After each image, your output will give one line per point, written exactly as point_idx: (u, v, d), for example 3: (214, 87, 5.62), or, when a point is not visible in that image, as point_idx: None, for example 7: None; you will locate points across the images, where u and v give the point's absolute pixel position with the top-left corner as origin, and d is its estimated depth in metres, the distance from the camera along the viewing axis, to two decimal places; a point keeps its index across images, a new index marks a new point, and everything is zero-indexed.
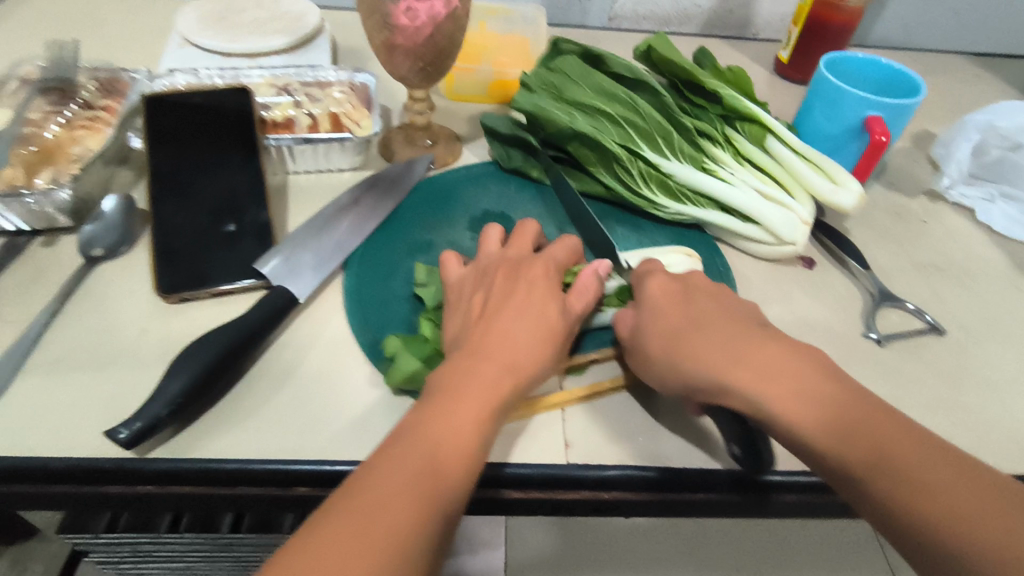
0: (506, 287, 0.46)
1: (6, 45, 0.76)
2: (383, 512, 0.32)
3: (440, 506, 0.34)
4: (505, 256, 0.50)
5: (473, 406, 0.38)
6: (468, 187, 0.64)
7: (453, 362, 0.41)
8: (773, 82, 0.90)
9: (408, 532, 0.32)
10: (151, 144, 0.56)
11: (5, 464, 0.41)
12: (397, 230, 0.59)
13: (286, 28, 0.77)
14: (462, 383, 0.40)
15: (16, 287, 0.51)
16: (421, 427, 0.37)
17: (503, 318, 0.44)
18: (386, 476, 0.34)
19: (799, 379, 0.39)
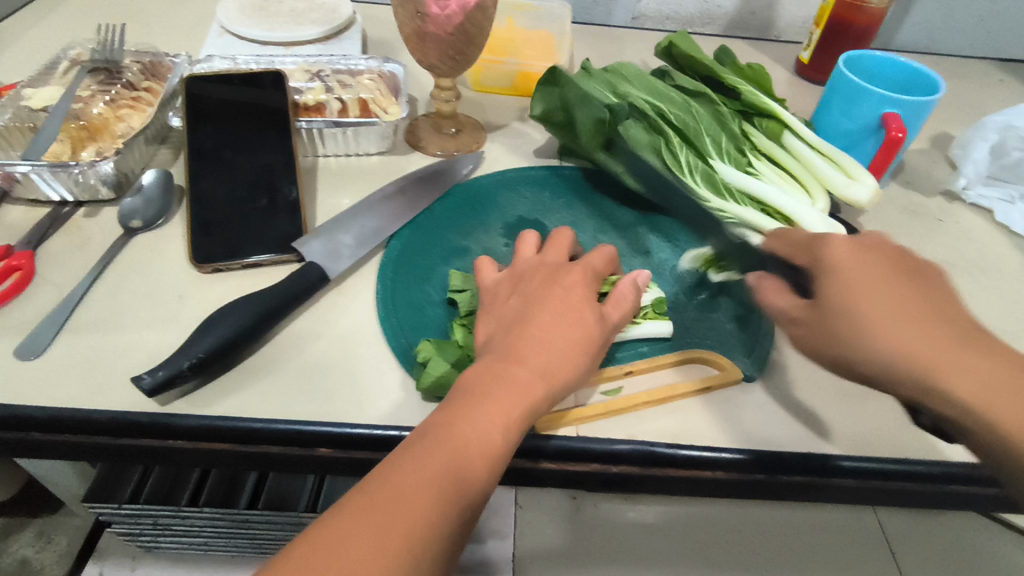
0: (543, 291, 0.46)
1: (56, 29, 0.79)
2: (400, 518, 0.33)
3: (454, 513, 0.35)
4: (542, 260, 0.50)
5: (497, 412, 0.39)
6: (503, 192, 0.65)
7: (484, 366, 0.41)
8: (794, 83, 0.91)
9: (420, 539, 0.33)
10: (191, 123, 0.59)
11: (48, 414, 0.43)
12: (434, 234, 0.59)
13: (320, 19, 0.80)
14: (490, 389, 0.40)
15: (62, 253, 0.54)
16: (444, 427, 0.38)
17: (534, 325, 0.43)
18: (406, 475, 0.35)
19: (1002, 382, 0.34)
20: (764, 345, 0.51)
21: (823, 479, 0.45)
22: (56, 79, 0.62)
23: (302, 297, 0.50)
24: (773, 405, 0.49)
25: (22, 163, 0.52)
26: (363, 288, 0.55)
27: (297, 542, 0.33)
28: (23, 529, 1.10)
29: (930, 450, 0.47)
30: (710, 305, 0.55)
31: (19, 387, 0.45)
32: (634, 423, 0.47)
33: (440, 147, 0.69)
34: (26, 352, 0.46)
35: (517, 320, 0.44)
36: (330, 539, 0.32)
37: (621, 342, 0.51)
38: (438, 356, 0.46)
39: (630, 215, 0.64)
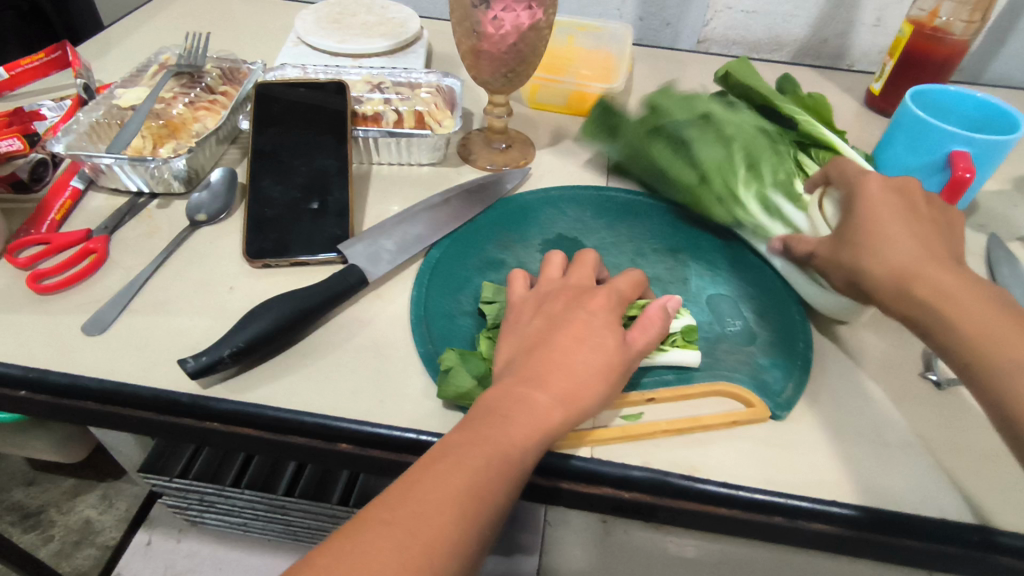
0: (568, 313, 0.46)
1: (152, 34, 0.87)
2: (423, 534, 0.33)
3: (473, 531, 0.35)
4: (569, 284, 0.50)
5: (517, 433, 0.39)
6: (545, 209, 0.65)
7: (505, 388, 0.42)
8: (863, 114, 0.88)
9: (443, 555, 0.33)
10: (258, 126, 0.63)
11: (104, 385, 0.47)
12: (472, 245, 0.61)
13: (388, 33, 0.84)
14: (510, 409, 0.40)
15: (134, 239, 0.59)
16: (465, 443, 0.38)
17: (559, 344, 0.44)
18: (426, 490, 0.35)
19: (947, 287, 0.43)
20: (795, 385, 0.50)
21: (847, 530, 0.43)
22: (144, 81, 0.68)
23: (342, 297, 0.53)
24: (799, 447, 0.47)
25: (105, 155, 0.57)
26: (399, 292, 0.57)
27: (318, 551, 0.33)
28: (90, 491, 1.19)
29: (972, 513, 0.44)
30: (744, 338, 0.53)
31: (82, 360, 0.49)
32: (651, 450, 0.46)
33: (489, 161, 0.71)
34: (92, 328, 0.51)
35: (541, 341, 0.45)
36: (350, 549, 0.32)
37: (647, 367, 0.51)
38: (461, 367, 0.47)
39: (672, 240, 0.63)
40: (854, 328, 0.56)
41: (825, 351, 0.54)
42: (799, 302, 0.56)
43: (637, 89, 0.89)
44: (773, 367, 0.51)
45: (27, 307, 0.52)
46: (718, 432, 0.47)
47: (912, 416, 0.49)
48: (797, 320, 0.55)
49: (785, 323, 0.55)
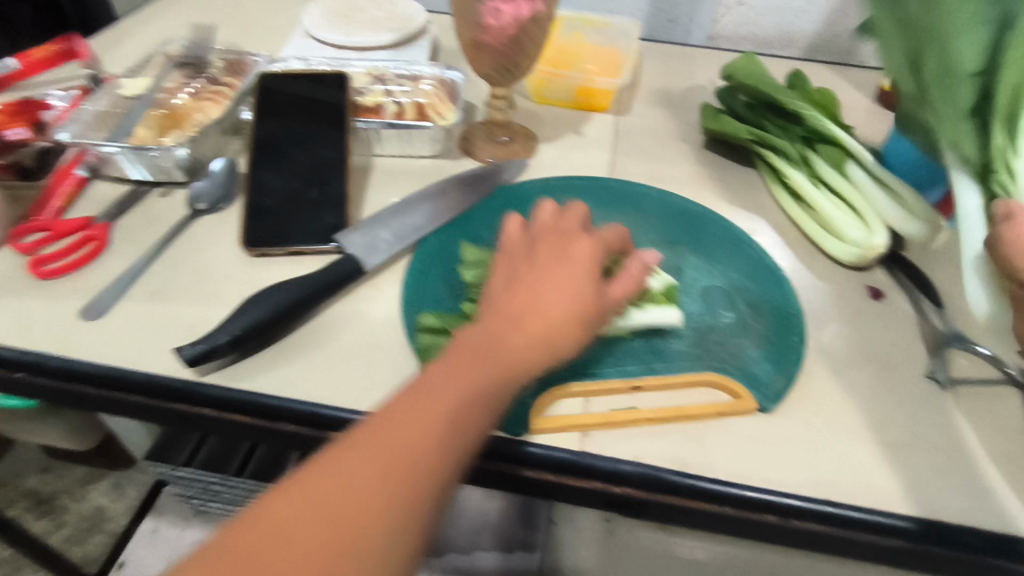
0: (551, 261, 0.46)
1: (163, 26, 0.87)
2: (395, 470, 0.33)
3: (446, 470, 0.34)
4: (552, 232, 0.49)
5: (494, 374, 0.39)
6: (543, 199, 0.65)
7: (481, 328, 0.42)
8: (875, 112, 0.86)
9: (414, 492, 0.33)
10: (259, 116, 0.63)
11: (100, 370, 0.48)
12: (468, 233, 0.60)
13: (394, 27, 0.84)
14: (486, 351, 0.40)
15: (135, 227, 0.59)
16: (440, 381, 0.37)
17: (541, 289, 0.44)
18: (400, 427, 0.34)
19: None
20: (784, 379, 0.49)
21: (840, 531, 0.42)
22: (150, 71, 0.69)
23: (336, 286, 0.53)
24: (792, 445, 0.46)
25: (108, 144, 0.58)
26: (395, 282, 0.57)
27: (286, 487, 0.32)
28: (102, 479, 1.20)
29: (972, 517, 0.42)
30: (737, 330, 0.53)
31: (79, 344, 0.50)
32: (642, 444, 0.46)
33: (491, 154, 0.71)
34: (90, 313, 0.51)
35: (516, 287, 0.44)
36: (321, 487, 0.32)
37: (635, 357, 0.50)
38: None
39: (670, 232, 0.62)
40: (854, 326, 0.55)
41: (823, 349, 0.53)
42: (794, 294, 0.56)
43: (644, 84, 0.88)
44: (765, 360, 0.50)
45: (28, 292, 0.53)
46: (706, 425, 0.47)
47: (912, 416, 0.48)
48: (795, 315, 0.54)
49: (783, 317, 0.54)
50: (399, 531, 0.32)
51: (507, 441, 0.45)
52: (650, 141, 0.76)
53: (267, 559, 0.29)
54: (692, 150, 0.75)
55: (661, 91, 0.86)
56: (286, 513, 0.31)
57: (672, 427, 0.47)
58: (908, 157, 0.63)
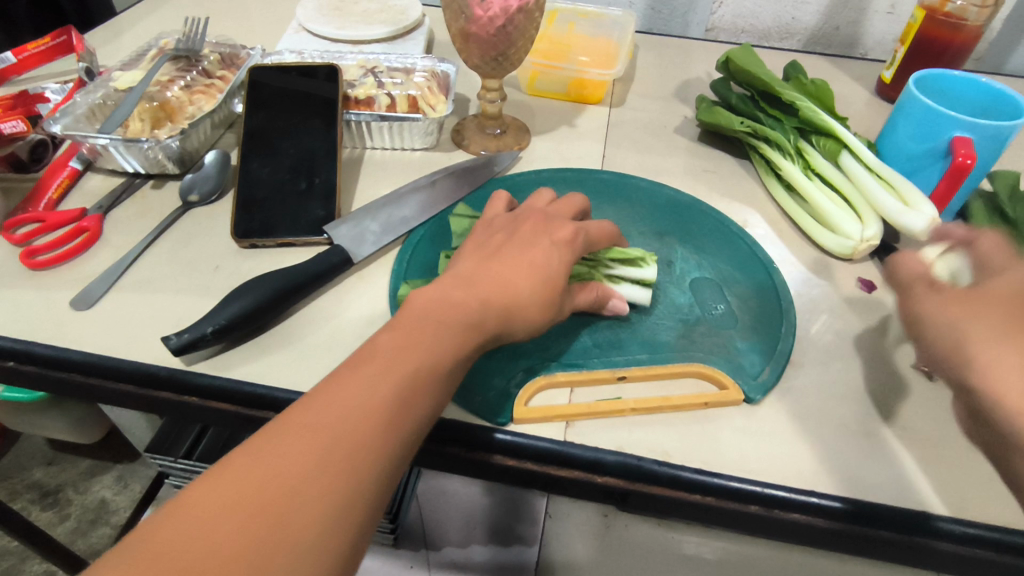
0: (533, 237, 0.47)
1: (159, 20, 0.88)
2: (347, 436, 0.33)
3: (399, 434, 0.35)
4: (545, 211, 0.51)
5: (450, 342, 0.39)
6: (534, 191, 0.65)
7: (446, 297, 0.42)
8: (873, 103, 0.85)
9: (366, 458, 0.33)
10: (249, 108, 0.63)
11: (87, 359, 0.48)
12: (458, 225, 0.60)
13: (389, 20, 0.84)
14: (443, 319, 0.40)
15: (127, 218, 0.60)
16: (395, 348, 0.38)
17: (518, 261, 0.44)
18: (352, 391, 0.35)
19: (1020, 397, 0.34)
20: (772, 370, 0.49)
21: (823, 521, 0.42)
22: (143, 64, 0.69)
23: (324, 277, 0.53)
24: (776, 435, 0.46)
25: (100, 135, 0.58)
26: (384, 273, 0.57)
27: (236, 453, 0.32)
28: (106, 472, 1.22)
29: (957, 508, 0.42)
30: (726, 321, 0.52)
31: (68, 333, 0.50)
32: (625, 434, 0.46)
33: (482, 146, 0.71)
34: (79, 303, 0.52)
35: (489, 259, 0.45)
36: (270, 449, 0.32)
37: (620, 346, 0.50)
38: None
39: (661, 223, 0.62)
40: (844, 318, 0.55)
41: (810, 340, 0.53)
42: (784, 286, 0.55)
43: (640, 76, 0.87)
44: (751, 352, 0.50)
45: (20, 282, 0.53)
46: (691, 415, 0.47)
47: (899, 408, 0.48)
48: (784, 307, 0.54)
49: (772, 310, 0.54)
50: (350, 489, 0.32)
51: (490, 431, 0.45)
52: (643, 134, 0.76)
53: (211, 524, 0.29)
54: (685, 142, 0.75)
55: (656, 83, 0.86)
56: (232, 479, 0.30)
57: (655, 417, 0.47)
58: (901, 153, 0.62)
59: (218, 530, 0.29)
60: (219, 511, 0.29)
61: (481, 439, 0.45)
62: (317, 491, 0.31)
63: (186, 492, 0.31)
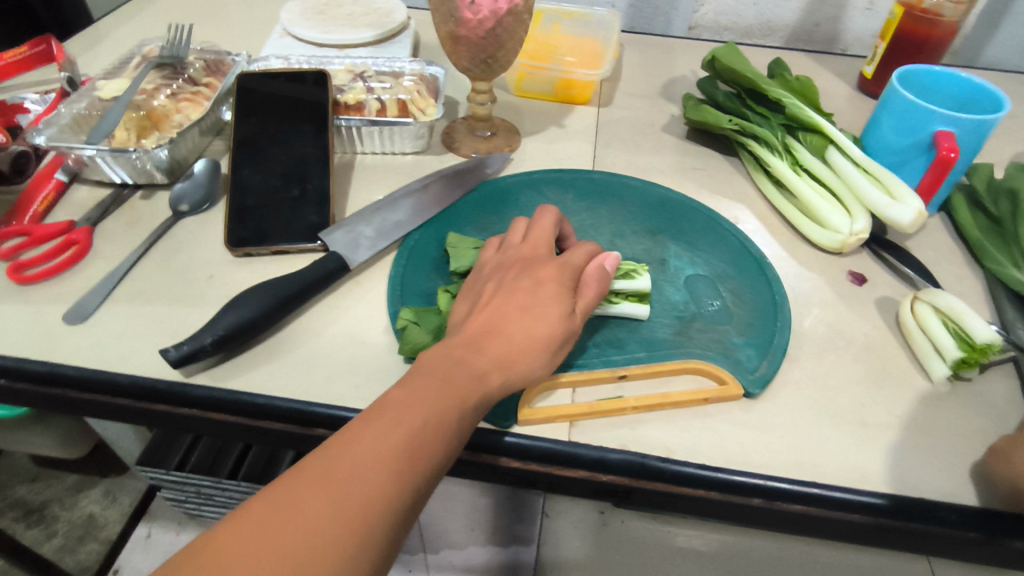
0: (516, 283, 0.46)
1: (140, 27, 0.87)
2: (359, 489, 0.32)
3: (411, 486, 0.34)
4: (526, 248, 0.50)
5: (461, 394, 0.38)
6: (525, 192, 0.65)
7: (446, 350, 0.41)
8: (855, 98, 0.87)
9: (377, 511, 0.32)
10: (238, 116, 0.63)
11: (83, 374, 0.47)
12: (451, 227, 0.61)
13: (374, 23, 0.84)
14: (448, 372, 0.39)
15: (116, 230, 0.59)
16: (406, 397, 0.37)
17: (509, 312, 0.44)
18: (366, 447, 0.34)
19: None
20: (769, 364, 0.50)
21: (825, 511, 0.43)
22: (127, 72, 0.69)
23: (322, 284, 0.52)
24: (775, 428, 0.47)
25: (87, 146, 0.57)
26: (381, 279, 0.57)
27: (247, 507, 0.31)
28: (93, 486, 1.20)
29: (951, 494, 0.43)
30: (721, 317, 0.53)
31: (62, 348, 0.49)
32: (627, 432, 0.46)
33: (473, 149, 0.71)
34: (73, 317, 0.51)
35: (482, 312, 0.44)
36: (285, 502, 0.31)
37: (617, 346, 0.51)
38: (417, 324, 0.48)
39: (650, 222, 0.63)
40: (835, 311, 0.56)
41: (804, 333, 0.54)
42: (777, 281, 0.56)
43: (626, 75, 0.88)
44: (747, 346, 0.51)
45: (9, 297, 0.52)
46: (692, 409, 0.47)
47: (893, 398, 0.49)
48: (780, 301, 0.54)
49: (770, 304, 0.54)
50: (361, 549, 0.31)
51: (494, 434, 0.45)
52: (632, 132, 0.77)
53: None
54: (674, 140, 0.76)
55: (642, 82, 0.87)
56: (246, 529, 0.30)
57: (658, 414, 0.47)
58: (886, 147, 0.63)
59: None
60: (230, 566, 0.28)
61: (485, 442, 0.45)
62: (327, 547, 0.30)
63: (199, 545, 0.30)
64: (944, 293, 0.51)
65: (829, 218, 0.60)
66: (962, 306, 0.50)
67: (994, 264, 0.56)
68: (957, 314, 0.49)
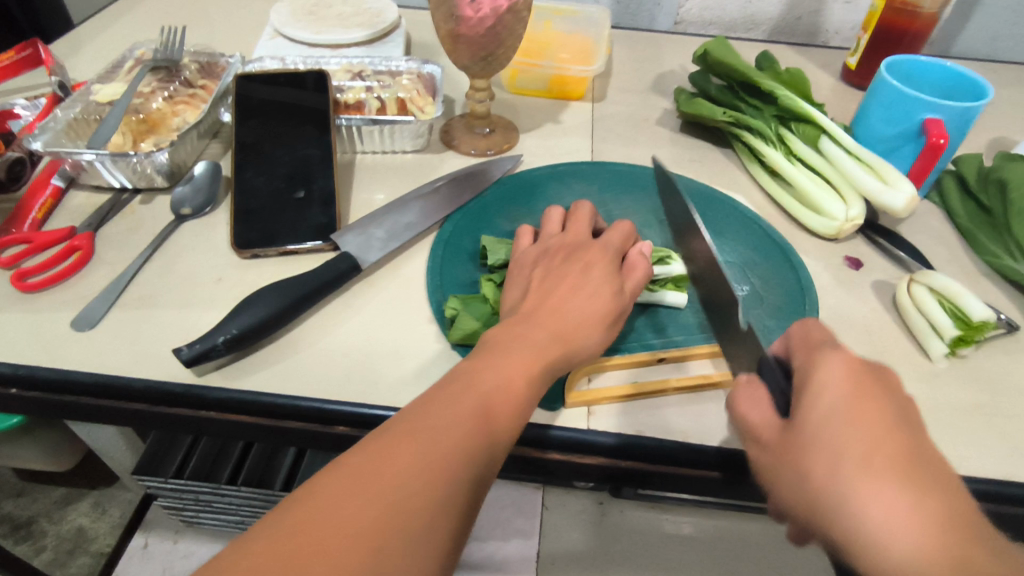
0: (565, 266, 0.48)
1: (125, 30, 0.86)
2: (443, 444, 0.34)
3: (488, 446, 0.36)
4: (566, 236, 0.53)
5: (525, 364, 0.40)
6: (552, 184, 0.67)
7: (506, 328, 0.43)
8: (839, 89, 0.89)
9: (460, 464, 0.34)
10: (238, 117, 0.63)
11: (94, 381, 0.47)
12: (483, 218, 0.62)
13: (365, 23, 0.83)
14: (512, 345, 0.41)
15: (118, 235, 0.58)
16: (474, 371, 0.39)
17: (560, 293, 0.46)
18: (443, 408, 0.36)
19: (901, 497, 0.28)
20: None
21: None
22: (121, 76, 0.68)
23: (333, 284, 0.52)
24: None
25: (86, 151, 0.56)
26: (391, 278, 0.57)
27: (343, 459, 0.33)
28: (82, 499, 1.17)
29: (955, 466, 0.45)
30: (752, 302, 0.55)
31: (69, 356, 0.49)
32: (645, 419, 0.47)
33: (472, 146, 0.71)
34: (80, 324, 0.50)
35: (535, 294, 0.46)
36: (377, 456, 0.33)
37: (631, 333, 0.52)
38: (465, 312, 0.50)
39: (677, 210, 0.64)
40: (835, 295, 0.57)
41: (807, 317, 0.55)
42: (802, 267, 0.58)
43: (616, 71, 0.89)
44: (779, 328, 0.53)
45: (11, 306, 0.52)
46: (704, 393, 0.49)
47: None
48: (791, 288, 0.56)
49: (777, 289, 0.56)
50: (448, 494, 0.33)
51: None
52: (626, 127, 0.78)
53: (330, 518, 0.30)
54: (668, 134, 0.77)
55: (633, 77, 0.88)
56: (345, 478, 0.31)
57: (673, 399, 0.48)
58: (876, 136, 0.65)
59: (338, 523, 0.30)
60: (336, 510, 0.30)
61: None
62: (420, 493, 0.32)
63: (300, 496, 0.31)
64: (939, 275, 0.53)
65: (824, 203, 0.61)
66: (957, 287, 0.52)
67: (987, 256, 0.59)
68: (952, 293, 0.51)
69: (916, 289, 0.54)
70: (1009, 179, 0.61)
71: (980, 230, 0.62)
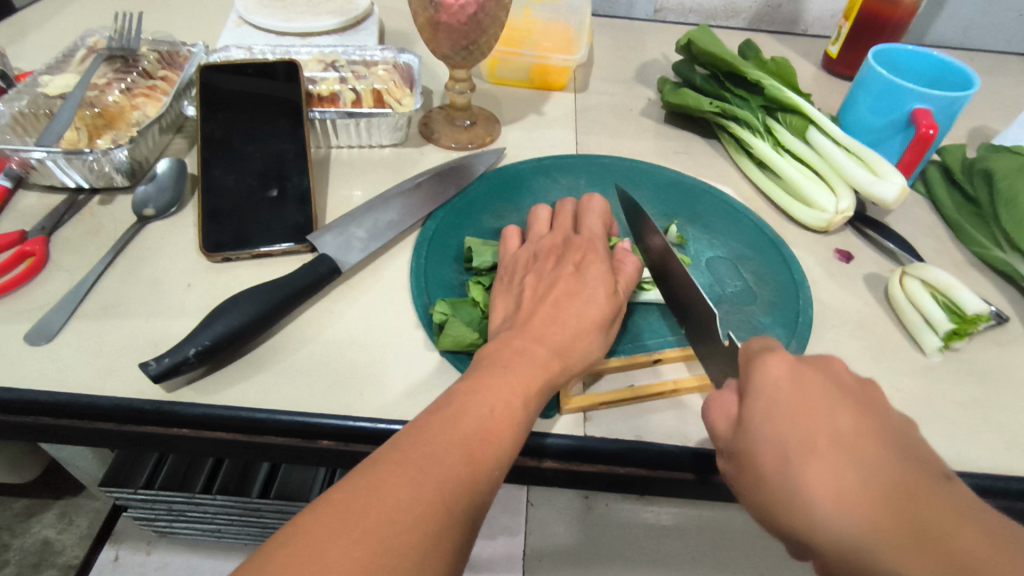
0: (557, 270, 0.47)
1: (77, 17, 0.80)
2: (435, 473, 0.32)
3: (483, 474, 0.34)
4: (558, 235, 0.51)
5: (521, 383, 0.38)
6: (538, 178, 0.65)
7: (503, 341, 0.41)
8: (820, 78, 0.89)
9: (453, 496, 0.31)
10: (204, 111, 0.59)
11: (54, 399, 0.43)
12: (468, 215, 0.60)
13: (336, 10, 0.80)
14: (507, 361, 0.39)
15: (75, 240, 0.54)
16: (468, 392, 0.37)
17: (552, 300, 0.44)
18: (436, 434, 0.34)
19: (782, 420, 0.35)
20: (798, 342, 0.50)
21: None
22: (73, 67, 0.63)
23: (313, 289, 0.50)
24: None
25: (36, 149, 0.52)
26: (373, 281, 0.55)
27: (332, 491, 0.30)
28: (46, 510, 1.11)
29: (958, 463, 0.44)
30: (746, 298, 0.53)
31: (25, 373, 0.45)
32: (643, 423, 0.46)
33: (453, 139, 0.68)
34: (36, 337, 0.46)
35: (530, 302, 0.44)
36: (367, 486, 0.30)
37: (626, 334, 0.50)
38: (455, 317, 0.48)
39: (667, 204, 0.63)
40: (828, 289, 0.56)
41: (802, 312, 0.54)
42: (793, 264, 0.57)
43: (598, 61, 0.87)
44: (775, 325, 0.51)
45: None
46: (702, 395, 0.47)
47: (891, 372, 0.50)
48: (785, 286, 0.55)
49: (771, 284, 0.55)
50: (442, 528, 0.30)
51: None
52: (611, 118, 0.76)
53: (315, 558, 0.27)
54: (653, 125, 0.75)
55: (615, 67, 0.86)
56: (333, 510, 0.29)
57: (670, 401, 0.47)
58: (862, 127, 0.64)
59: (322, 561, 0.27)
60: (320, 547, 0.28)
61: None
62: (410, 528, 0.29)
63: (283, 532, 0.29)
64: (931, 268, 0.53)
65: (814, 197, 0.61)
66: (950, 280, 0.51)
67: (975, 247, 0.60)
68: (946, 286, 0.51)
69: (910, 281, 0.54)
70: (994, 170, 0.61)
71: (966, 221, 0.62)
